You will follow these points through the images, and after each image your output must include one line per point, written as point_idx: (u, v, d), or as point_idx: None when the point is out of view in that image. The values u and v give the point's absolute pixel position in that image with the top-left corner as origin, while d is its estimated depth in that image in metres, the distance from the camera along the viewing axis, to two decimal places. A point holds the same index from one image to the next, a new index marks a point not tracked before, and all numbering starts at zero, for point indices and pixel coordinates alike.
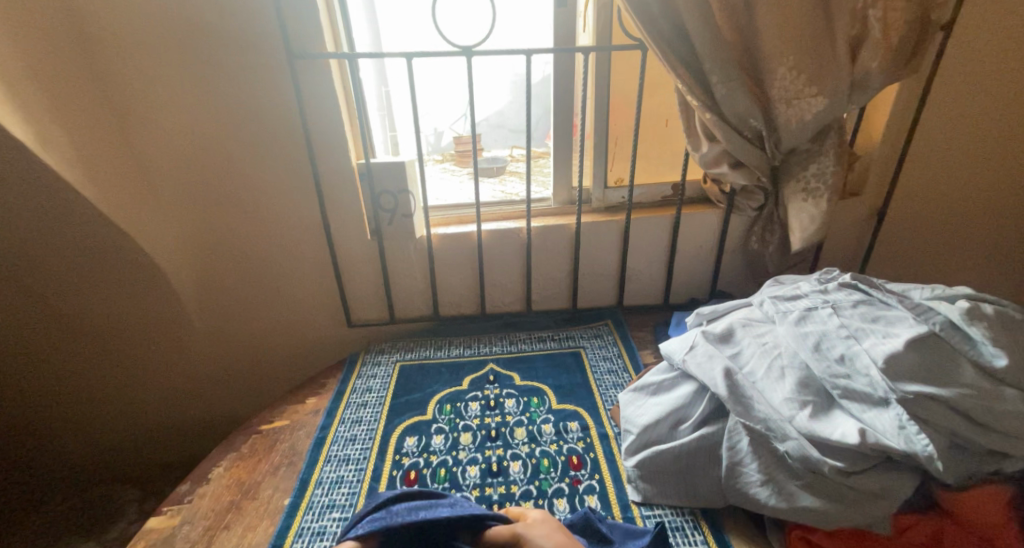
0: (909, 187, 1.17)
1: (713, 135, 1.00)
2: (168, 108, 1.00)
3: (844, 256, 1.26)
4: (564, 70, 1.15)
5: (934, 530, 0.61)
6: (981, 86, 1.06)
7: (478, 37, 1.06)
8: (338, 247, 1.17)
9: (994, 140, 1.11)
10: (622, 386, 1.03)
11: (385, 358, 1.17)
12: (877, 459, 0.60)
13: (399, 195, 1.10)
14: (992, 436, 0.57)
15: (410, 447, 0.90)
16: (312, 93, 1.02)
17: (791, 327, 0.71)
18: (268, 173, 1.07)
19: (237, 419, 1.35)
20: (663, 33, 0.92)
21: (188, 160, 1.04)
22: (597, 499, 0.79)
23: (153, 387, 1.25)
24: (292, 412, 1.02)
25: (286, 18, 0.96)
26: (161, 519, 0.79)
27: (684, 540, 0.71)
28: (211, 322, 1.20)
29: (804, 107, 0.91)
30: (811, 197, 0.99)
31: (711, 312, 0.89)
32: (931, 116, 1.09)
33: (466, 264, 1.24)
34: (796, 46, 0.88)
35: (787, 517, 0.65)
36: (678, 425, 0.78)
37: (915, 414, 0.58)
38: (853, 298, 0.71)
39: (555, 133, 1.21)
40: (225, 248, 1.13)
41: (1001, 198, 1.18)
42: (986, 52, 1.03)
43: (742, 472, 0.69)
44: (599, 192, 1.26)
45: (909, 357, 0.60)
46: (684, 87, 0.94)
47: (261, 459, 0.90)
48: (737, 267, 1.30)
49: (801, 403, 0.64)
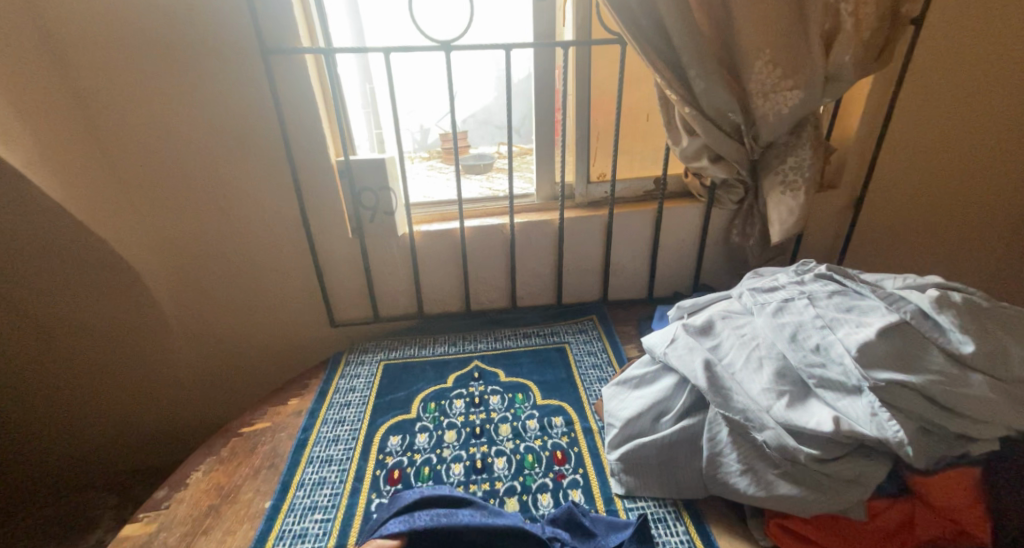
0: (885, 179, 1.19)
1: (692, 129, 1.01)
2: (140, 106, 0.97)
3: (823, 247, 1.28)
4: (545, 66, 1.14)
5: (906, 513, 0.62)
6: (952, 79, 1.08)
7: (457, 31, 1.05)
8: (319, 247, 1.16)
9: (965, 132, 1.14)
10: (605, 379, 1.04)
11: (369, 357, 1.16)
12: (851, 446, 0.61)
13: (380, 192, 1.09)
14: (959, 421, 0.58)
15: (393, 446, 0.90)
16: (289, 90, 1.00)
17: (768, 318, 0.72)
18: (245, 172, 1.05)
19: (220, 422, 1.33)
20: (641, 27, 0.92)
21: (162, 159, 1.02)
22: (581, 493, 0.79)
23: (132, 392, 1.23)
24: (273, 414, 1.01)
25: (259, 13, 0.94)
26: (138, 526, 0.78)
27: (666, 531, 0.72)
28: (190, 324, 1.18)
29: (779, 100, 0.92)
30: (789, 190, 1.00)
31: (692, 305, 0.90)
32: (904, 109, 1.11)
33: (450, 261, 1.23)
34: (771, 40, 0.88)
35: (766, 505, 0.66)
36: (660, 417, 0.78)
37: (887, 400, 0.59)
38: (828, 288, 0.73)
39: (538, 130, 1.20)
40: (202, 249, 1.11)
41: (972, 188, 1.20)
42: (956, 45, 1.05)
43: (722, 462, 0.69)
44: (582, 187, 1.27)
45: (882, 346, 0.61)
46: (663, 81, 0.94)
47: (240, 463, 0.89)
48: (719, 260, 1.31)
49: (778, 393, 0.65)
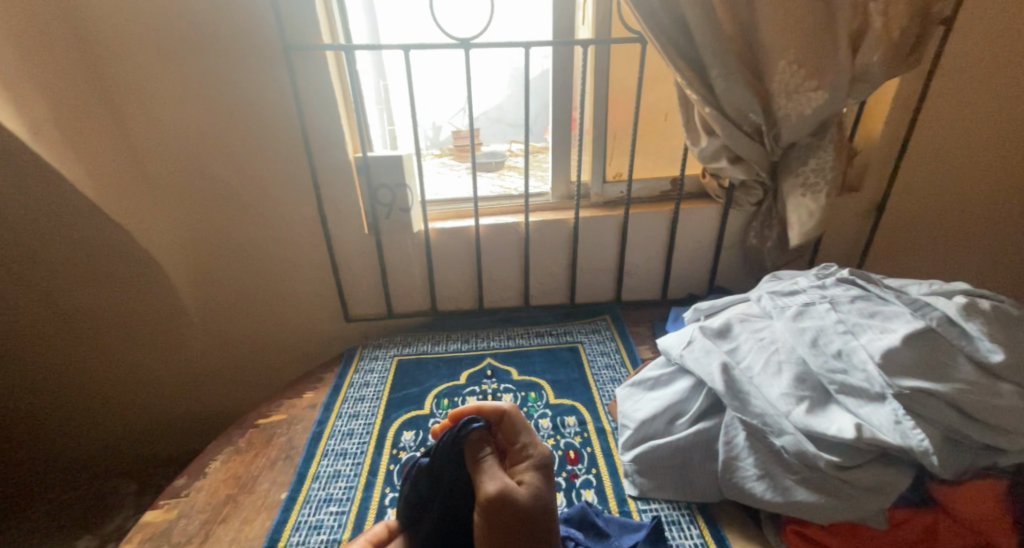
0: (908, 184, 1.17)
1: (712, 130, 0.99)
2: (165, 100, 0.99)
3: (843, 251, 1.26)
4: (563, 64, 1.14)
5: (929, 523, 0.61)
6: (982, 80, 1.05)
7: (476, 29, 1.05)
8: (335, 242, 1.17)
9: (994, 136, 1.11)
10: (619, 380, 1.03)
11: (383, 352, 1.17)
12: (872, 454, 0.60)
13: (397, 189, 1.10)
14: (987, 431, 0.57)
15: (407, 441, 0.91)
16: (309, 87, 1.01)
17: (788, 323, 0.71)
18: (265, 167, 1.07)
19: (235, 413, 1.35)
20: (662, 25, 0.91)
21: (183, 153, 1.03)
22: (594, 493, 0.79)
23: (151, 380, 1.25)
24: (289, 406, 1.02)
25: (282, 10, 0.95)
26: (159, 512, 0.79)
27: (680, 534, 0.71)
28: (209, 316, 1.20)
29: (803, 101, 0.90)
30: (810, 192, 0.99)
31: (709, 307, 0.89)
32: (930, 111, 1.08)
33: (465, 258, 1.24)
34: (797, 39, 0.87)
35: (783, 510, 0.65)
36: (675, 419, 0.78)
37: (911, 408, 0.58)
38: (850, 293, 0.71)
39: (555, 127, 1.20)
40: (221, 242, 1.12)
41: (999, 192, 1.17)
42: (986, 45, 1.02)
43: (739, 467, 0.69)
44: (597, 186, 1.26)
45: (907, 353, 0.60)
46: (684, 80, 0.93)
47: (257, 454, 0.90)
48: (735, 262, 1.29)
49: (798, 398, 0.64)
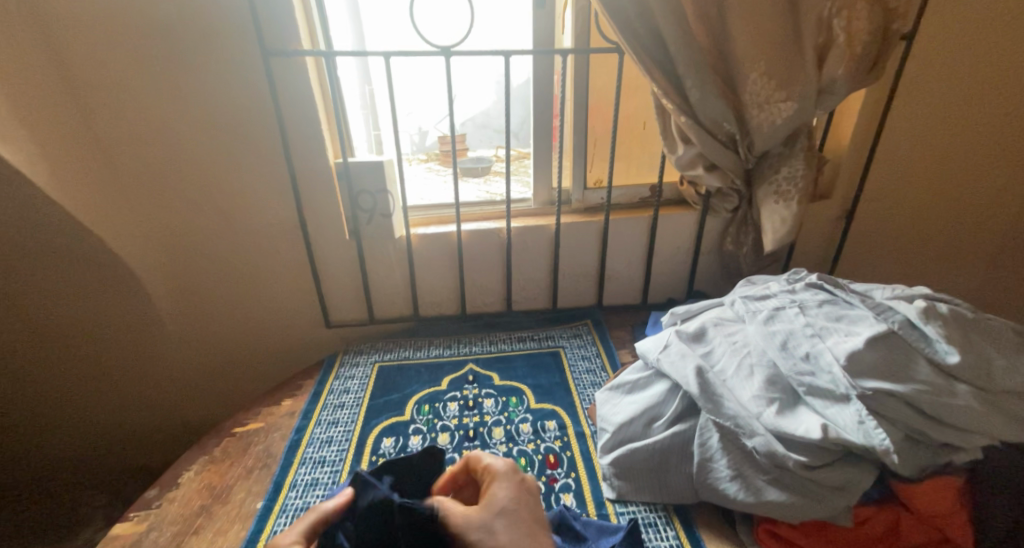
0: (876, 192, 1.21)
1: (688, 138, 1.02)
2: (138, 103, 0.97)
3: (816, 256, 1.30)
4: (543, 72, 1.15)
5: (891, 520, 0.63)
6: (944, 92, 1.10)
7: (456, 37, 1.06)
8: (315, 248, 1.16)
9: (954, 147, 1.16)
10: (599, 384, 1.04)
11: (363, 358, 1.16)
12: (838, 453, 0.62)
13: (378, 195, 1.10)
14: (945, 430, 0.59)
15: (387, 447, 0.90)
16: (290, 93, 1.01)
17: (760, 326, 0.73)
18: (244, 173, 1.06)
19: (212, 421, 1.32)
20: (639, 37, 0.93)
21: (158, 158, 1.02)
22: (573, 497, 0.79)
23: (125, 389, 1.22)
24: (267, 414, 1.01)
25: (261, 16, 0.95)
26: (128, 525, 0.77)
27: (656, 536, 0.72)
28: (184, 323, 1.18)
29: (774, 111, 0.93)
30: (782, 199, 1.01)
31: (685, 311, 0.91)
32: (895, 122, 1.13)
33: (446, 264, 1.24)
34: (767, 52, 0.90)
35: (755, 510, 0.67)
36: (652, 422, 0.79)
37: (874, 409, 0.60)
38: (818, 297, 0.74)
39: (536, 135, 1.21)
40: (197, 247, 1.11)
41: (961, 199, 1.22)
42: (946, 59, 1.07)
43: (713, 468, 0.70)
44: (578, 193, 1.28)
45: (869, 355, 0.62)
46: (660, 90, 0.95)
47: (233, 463, 0.89)
48: (712, 268, 1.32)
49: (768, 400, 0.66)
